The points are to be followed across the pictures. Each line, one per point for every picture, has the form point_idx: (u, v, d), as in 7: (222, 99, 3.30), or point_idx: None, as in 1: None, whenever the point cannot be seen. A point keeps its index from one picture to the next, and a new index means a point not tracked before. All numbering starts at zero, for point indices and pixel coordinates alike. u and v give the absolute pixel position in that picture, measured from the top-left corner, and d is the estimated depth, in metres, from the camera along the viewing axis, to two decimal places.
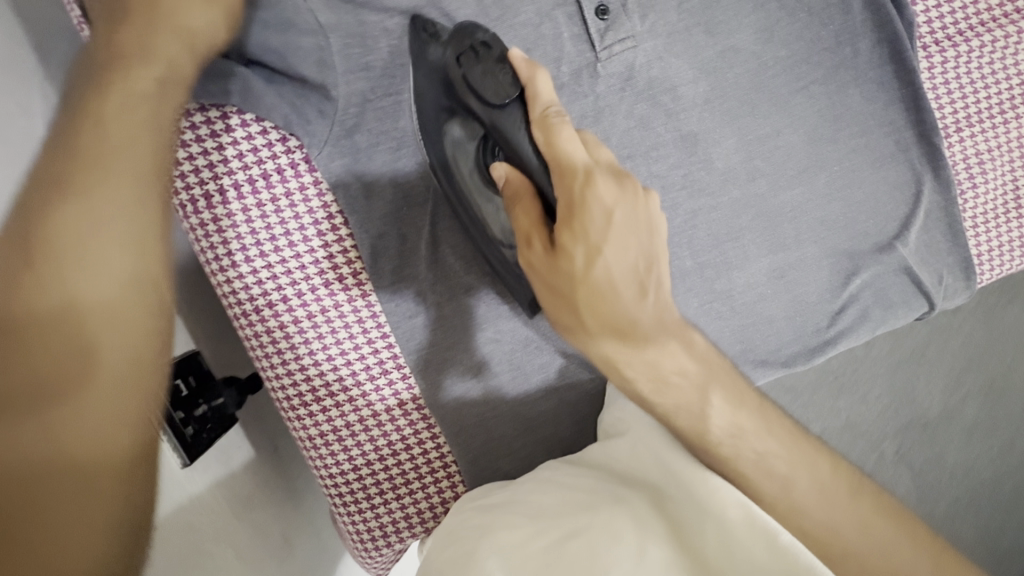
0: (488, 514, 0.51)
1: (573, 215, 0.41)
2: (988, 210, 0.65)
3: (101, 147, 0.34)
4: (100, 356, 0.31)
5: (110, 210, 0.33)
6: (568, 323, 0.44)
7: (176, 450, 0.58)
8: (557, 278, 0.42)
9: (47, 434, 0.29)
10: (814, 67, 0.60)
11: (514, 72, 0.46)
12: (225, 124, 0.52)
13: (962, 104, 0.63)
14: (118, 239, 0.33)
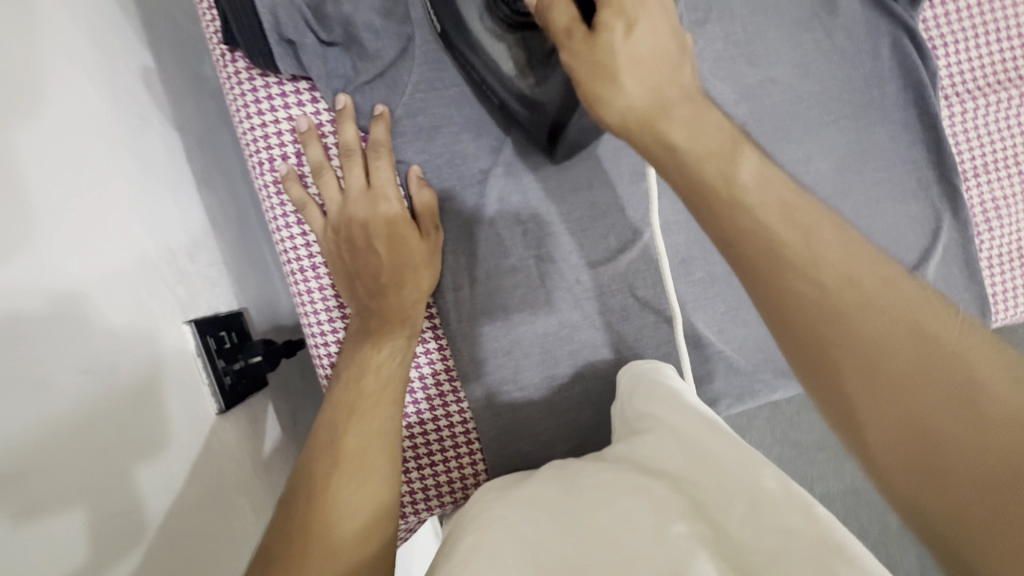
0: (512, 507, 0.53)
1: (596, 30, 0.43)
2: (1004, 252, 0.69)
3: (393, 335, 0.57)
4: (366, 444, 0.52)
5: (389, 383, 0.55)
6: (613, 100, 0.44)
7: (214, 394, 0.60)
8: (598, 62, 0.44)
9: (345, 480, 0.50)
10: (844, 104, 0.65)
11: None
12: (310, 97, 0.59)
13: (980, 152, 0.68)
14: (384, 421, 0.54)
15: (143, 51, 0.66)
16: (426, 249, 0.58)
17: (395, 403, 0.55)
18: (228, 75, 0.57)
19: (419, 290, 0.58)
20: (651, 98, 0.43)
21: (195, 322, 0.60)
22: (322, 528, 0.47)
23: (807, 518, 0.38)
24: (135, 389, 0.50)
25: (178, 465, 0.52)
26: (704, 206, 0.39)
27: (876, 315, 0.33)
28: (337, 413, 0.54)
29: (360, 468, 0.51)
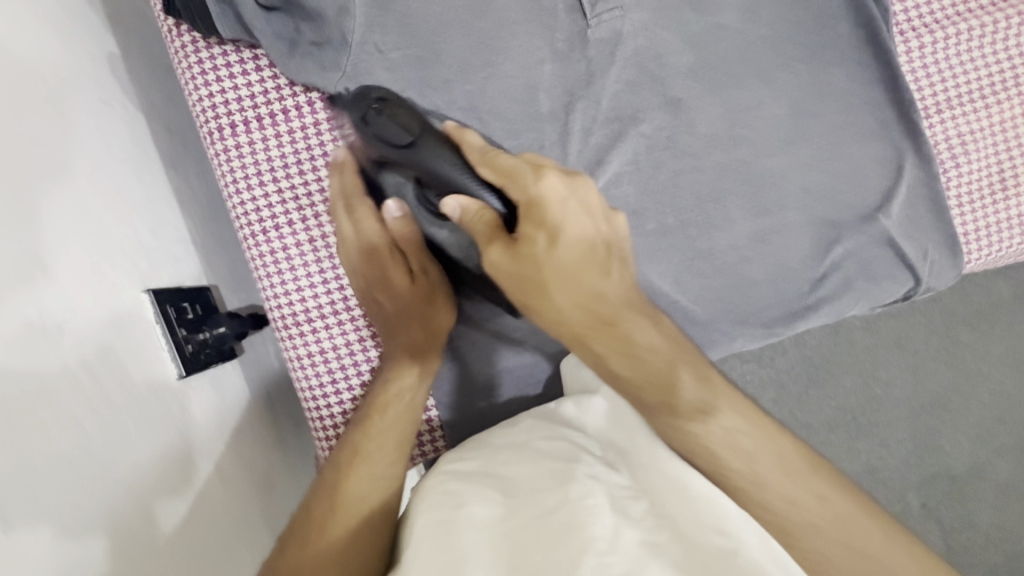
0: (466, 484, 0.50)
1: (529, 210, 0.48)
2: (974, 189, 0.66)
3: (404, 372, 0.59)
4: (381, 448, 0.55)
5: (398, 420, 0.57)
6: (548, 311, 0.49)
7: (175, 360, 0.62)
8: (581, 294, 0.48)
9: (359, 474, 0.53)
10: (796, 45, 0.64)
11: (449, 213, 0.51)
12: (255, 64, 0.60)
13: (942, 88, 0.65)
14: (408, 423, 0.57)
15: (108, 38, 0.69)
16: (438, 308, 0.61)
17: (415, 411, 0.58)
18: (175, 47, 0.59)
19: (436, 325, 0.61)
20: (582, 310, 0.49)
21: (154, 291, 0.62)
22: (338, 507, 0.52)
23: (760, 539, 0.44)
24: (95, 358, 0.51)
25: (140, 437, 0.53)
26: (658, 399, 0.50)
27: (723, 449, 0.49)
28: (373, 403, 0.58)
29: (379, 468, 0.54)
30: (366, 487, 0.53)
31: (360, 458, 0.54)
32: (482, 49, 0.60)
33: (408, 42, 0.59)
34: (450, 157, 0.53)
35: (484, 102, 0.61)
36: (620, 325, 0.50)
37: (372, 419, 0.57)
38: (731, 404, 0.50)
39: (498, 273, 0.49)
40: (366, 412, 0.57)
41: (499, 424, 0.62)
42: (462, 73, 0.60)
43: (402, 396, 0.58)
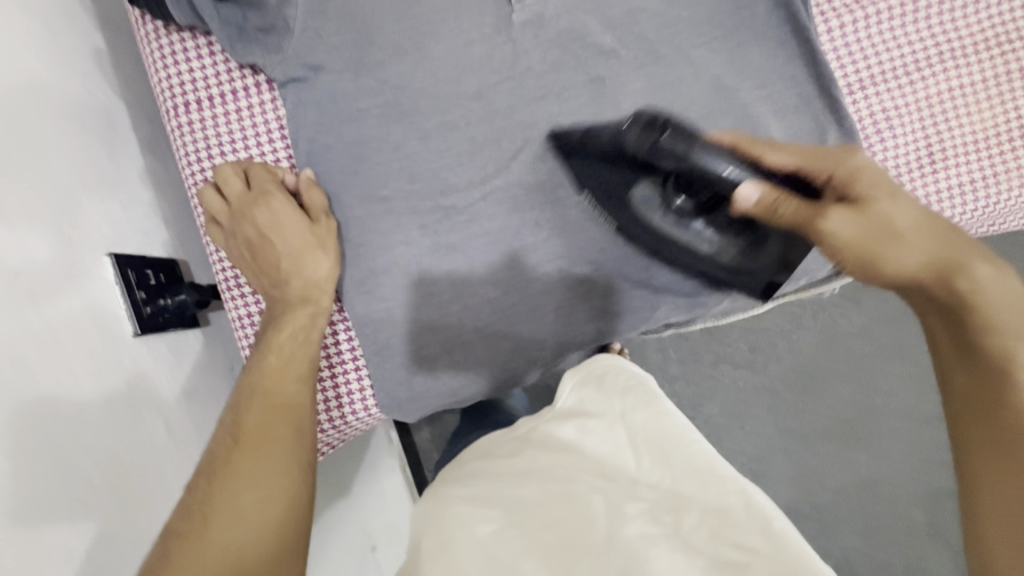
0: (469, 505, 0.55)
1: (856, 178, 0.55)
2: (902, 163, 0.67)
3: (296, 317, 0.62)
4: (284, 407, 0.59)
5: (290, 362, 0.61)
6: (898, 262, 0.52)
7: (131, 319, 0.67)
8: (887, 231, 0.53)
9: (272, 427, 0.57)
10: (715, 27, 0.67)
11: (744, 196, 0.53)
12: (208, 50, 0.67)
13: (865, 65, 0.67)
14: (306, 363, 0.62)
15: (95, 36, 0.78)
16: (310, 247, 0.63)
17: (304, 363, 0.62)
18: (140, 33, 0.66)
19: (319, 273, 0.63)
20: (931, 254, 0.52)
21: (116, 255, 0.67)
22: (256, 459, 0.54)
23: (764, 534, 0.42)
24: (48, 302, 0.55)
25: (88, 381, 0.57)
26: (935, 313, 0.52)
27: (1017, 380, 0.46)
28: (269, 362, 0.60)
29: (277, 417, 0.57)
30: (277, 430, 0.57)
31: (265, 411, 0.57)
32: (413, 34, 0.65)
33: (346, 27, 0.64)
34: (651, 187, 0.62)
35: (416, 82, 0.66)
36: (886, 250, 0.53)
37: (271, 379, 0.59)
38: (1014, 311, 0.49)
39: (843, 236, 0.54)
40: (264, 375, 0.59)
41: (503, 452, 0.64)
42: (394, 55, 0.65)
43: (293, 356, 0.61)
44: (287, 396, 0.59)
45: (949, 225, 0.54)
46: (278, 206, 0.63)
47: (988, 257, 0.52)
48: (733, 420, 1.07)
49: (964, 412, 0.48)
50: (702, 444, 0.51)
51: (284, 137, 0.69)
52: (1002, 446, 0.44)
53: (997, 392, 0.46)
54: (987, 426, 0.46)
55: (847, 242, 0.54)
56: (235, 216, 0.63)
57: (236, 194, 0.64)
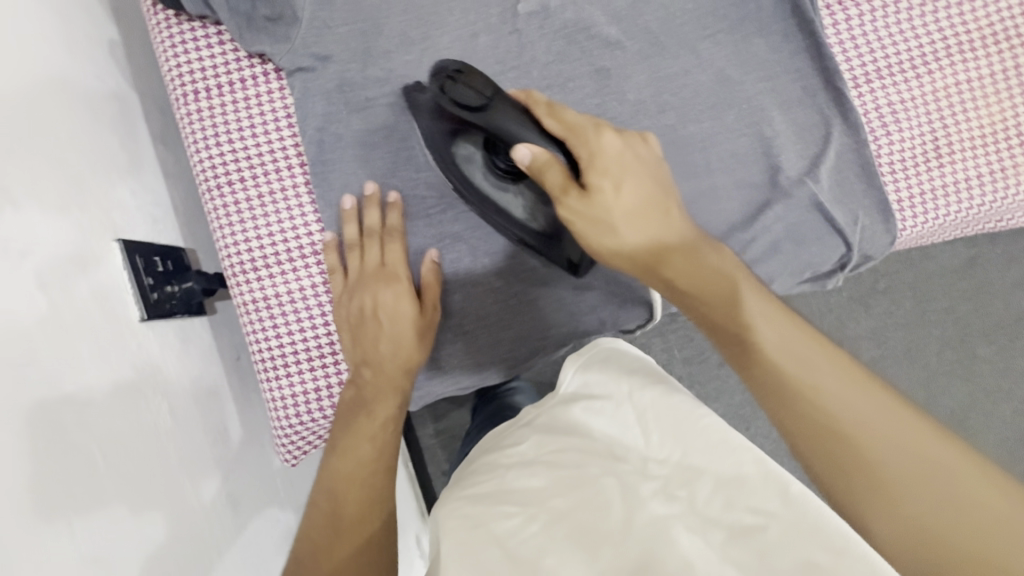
0: (485, 503, 0.53)
1: (595, 161, 0.53)
2: (907, 157, 0.66)
3: (385, 404, 0.63)
4: (365, 434, 0.61)
5: (382, 443, 0.62)
6: (615, 244, 0.54)
7: (138, 304, 0.68)
8: (596, 219, 0.53)
9: (353, 438, 0.61)
10: (720, 19, 0.67)
11: (519, 159, 0.53)
12: (218, 39, 0.68)
13: (871, 58, 0.67)
14: (382, 451, 0.61)
15: (109, 27, 0.79)
16: (424, 315, 0.65)
17: (377, 388, 0.64)
18: (152, 24, 0.67)
19: (404, 313, 0.64)
20: (651, 242, 0.53)
21: (123, 240, 0.68)
22: (342, 461, 0.60)
23: (782, 499, 0.40)
24: (56, 281, 0.56)
25: (93, 361, 0.58)
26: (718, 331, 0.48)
27: (834, 411, 0.40)
28: (349, 391, 0.64)
29: (350, 428, 0.61)
30: (357, 437, 0.61)
31: (343, 422, 0.62)
32: (421, 24, 0.67)
33: (355, 19, 0.66)
34: (475, 147, 0.59)
35: (421, 73, 0.67)
36: (602, 237, 0.54)
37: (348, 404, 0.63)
38: (811, 349, 0.43)
39: (580, 224, 0.54)
40: (344, 401, 0.64)
41: (509, 444, 0.63)
42: (401, 45, 0.67)
43: (364, 382, 0.64)
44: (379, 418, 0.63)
45: (676, 209, 0.55)
46: (383, 254, 0.66)
47: (697, 242, 0.53)
48: (740, 420, 1.07)
49: (788, 420, 0.42)
50: (712, 418, 0.48)
51: (291, 123, 0.69)
52: (851, 477, 0.39)
53: (813, 404, 0.41)
54: (850, 464, 0.39)
55: (638, 250, 0.53)
56: (364, 264, 0.66)
57: (371, 250, 0.66)
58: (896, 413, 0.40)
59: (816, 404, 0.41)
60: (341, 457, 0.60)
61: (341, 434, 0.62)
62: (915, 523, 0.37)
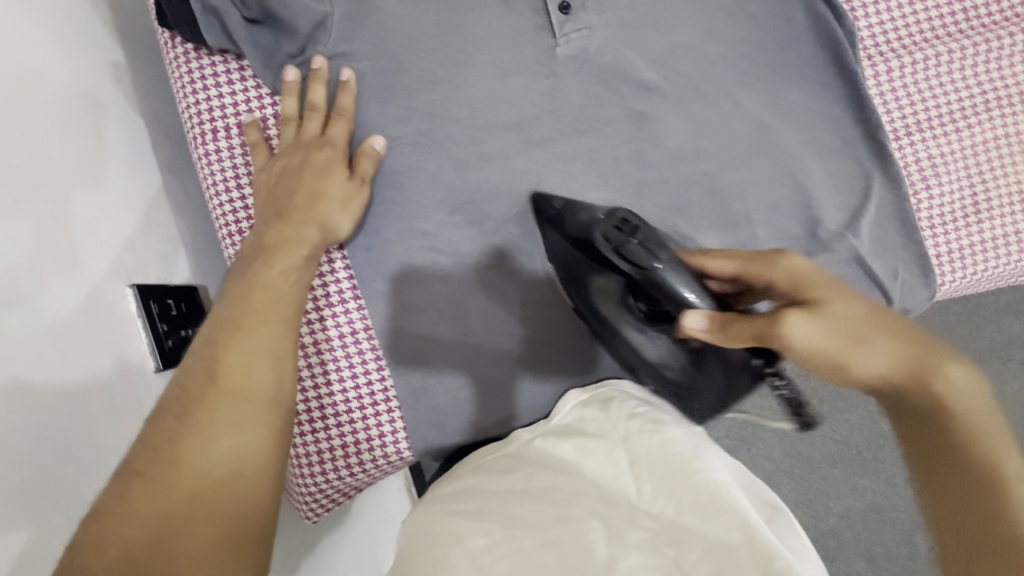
0: (463, 520, 0.48)
1: (801, 283, 0.47)
2: (947, 211, 0.66)
3: (291, 252, 0.59)
4: (248, 360, 0.52)
5: (280, 299, 0.57)
6: (802, 339, 0.44)
7: (153, 354, 0.65)
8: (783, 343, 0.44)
9: (238, 355, 0.52)
10: (759, 65, 0.65)
11: (693, 331, 0.48)
12: (240, 75, 0.65)
13: (911, 112, 0.66)
14: (277, 342, 0.54)
15: (116, 51, 0.75)
16: (355, 189, 0.62)
17: (279, 311, 0.56)
18: (169, 58, 0.64)
19: (339, 229, 0.61)
20: (813, 346, 0.44)
21: (137, 286, 0.65)
22: (232, 388, 0.50)
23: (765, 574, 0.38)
24: (67, 343, 0.54)
25: (105, 423, 0.56)
26: (890, 392, 0.45)
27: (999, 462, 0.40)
28: (248, 307, 0.55)
29: (243, 349, 0.52)
30: (250, 362, 0.52)
31: (241, 344, 0.52)
32: (449, 63, 0.64)
33: (375, 54, 0.63)
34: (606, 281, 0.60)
35: (450, 112, 0.64)
36: (852, 360, 0.44)
37: (244, 318, 0.54)
38: (975, 392, 0.43)
39: (812, 346, 0.44)
40: (238, 316, 0.54)
41: (491, 465, 0.58)
42: (423, 83, 0.64)
43: (276, 298, 0.56)
44: (279, 339, 0.55)
45: (894, 318, 0.46)
46: (317, 145, 0.62)
47: (949, 352, 0.44)
48: (741, 441, 1.06)
49: (927, 488, 0.43)
50: (709, 476, 0.46)
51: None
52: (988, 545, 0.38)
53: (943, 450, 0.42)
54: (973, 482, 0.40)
55: (882, 378, 0.44)
56: (308, 158, 0.61)
57: (292, 149, 0.62)
58: (994, 463, 0.40)
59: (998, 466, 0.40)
60: (226, 382, 0.50)
61: (244, 297, 0.55)
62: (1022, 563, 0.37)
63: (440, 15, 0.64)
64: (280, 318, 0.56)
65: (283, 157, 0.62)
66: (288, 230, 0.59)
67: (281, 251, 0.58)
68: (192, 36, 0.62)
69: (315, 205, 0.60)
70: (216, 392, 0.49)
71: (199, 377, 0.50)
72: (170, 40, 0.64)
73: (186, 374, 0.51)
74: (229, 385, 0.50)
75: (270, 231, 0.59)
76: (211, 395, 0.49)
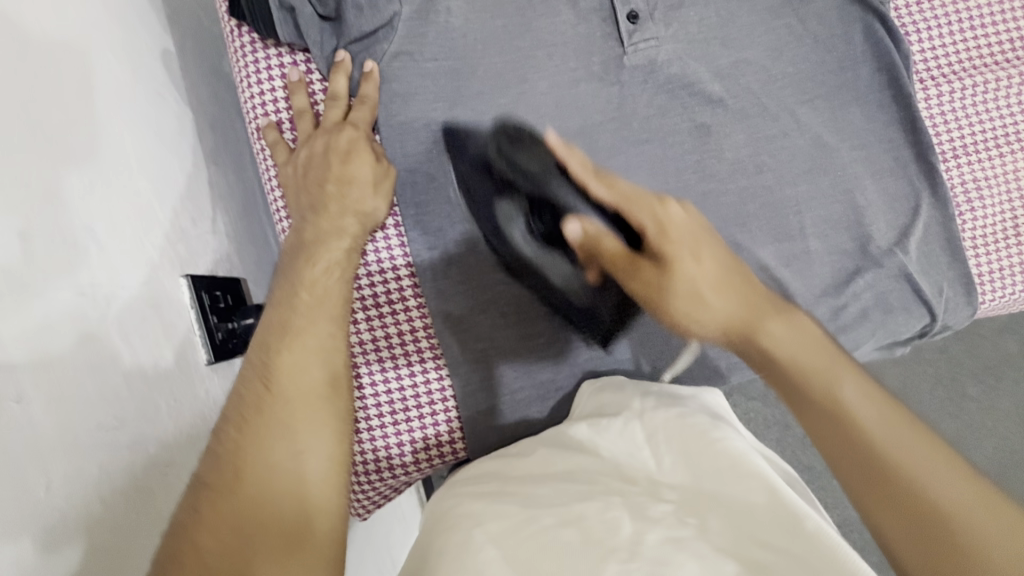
0: (482, 504, 0.51)
1: (667, 233, 0.58)
2: (989, 233, 0.69)
3: (330, 248, 0.58)
4: (299, 361, 0.51)
5: (325, 297, 0.56)
6: (699, 314, 0.56)
7: (205, 346, 0.65)
8: (687, 292, 0.56)
9: (291, 357, 0.51)
10: (817, 84, 0.67)
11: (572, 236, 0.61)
12: (306, 69, 0.64)
13: (959, 135, 0.68)
14: (330, 341, 0.54)
15: (166, 37, 0.73)
16: (383, 172, 0.62)
17: (330, 309, 0.55)
18: (235, 47, 0.63)
19: (373, 215, 0.61)
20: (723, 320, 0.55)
21: (191, 276, 0.64)
22: (286, 393, 0.50)
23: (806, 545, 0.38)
24: (131, 332, 0.53)
25: (167, 415, 0.56)
26: (817, 380, 0.47)
27: (877, 430, 0.43)
28: (295, 308, 0.54)
29: (294, 350, 0.52)
30: (303, 364, 0.51)
31: (288, 346, 0.52)
32: (518, 67, 0.65)
33: (446, 55, 0.64)
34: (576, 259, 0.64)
35: (517, 116, 0.65)
36: (760, 337, 0.52)
37: (292, 319, 0.53)
38: (829, 361, 0.48)
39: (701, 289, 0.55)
40: (286, 317, 0.53)
41: (510, 453, 0.61)
42: (496, 87, 0.64)
43: (321, 296, 0.55)
44: (328, 338, 0.54)
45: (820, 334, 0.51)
46: (347, 128, 0.61)
47: (786, 320, 0.52)
48: None
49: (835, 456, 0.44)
50: (729, 442, 0.46)
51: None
52: (891, 485, 0.41)
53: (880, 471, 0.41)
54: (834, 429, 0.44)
55: (721, 328, 0.55)
56: (336, 147, 0.60)
57: (328, 134, 0.61)
58: (892, 413, 0.44)
59: (861, 428, 0.43)
60: (280, 386, 0.50)
61: (290, 298, 0.55)
62: (919, 494, 0.40)
63: (511, 18, 0.64)
64: (329, 316, 0.55)
65: (319, 142, 0.61)
66: (329, 228, 0.59)
67: (323, 247, 0.58)
68: (262, 29, 0.61)
69: (348, 194, 0.60)
70: (271, 397, 0.49)
71: (254, 382, 0.50)
72: (238, 30, 0.63)
73: (242, 381, 0.51)
74: (284, 389, 0.50)
75: (308, 227, 0.59)
76: (267, 399, 0.49)
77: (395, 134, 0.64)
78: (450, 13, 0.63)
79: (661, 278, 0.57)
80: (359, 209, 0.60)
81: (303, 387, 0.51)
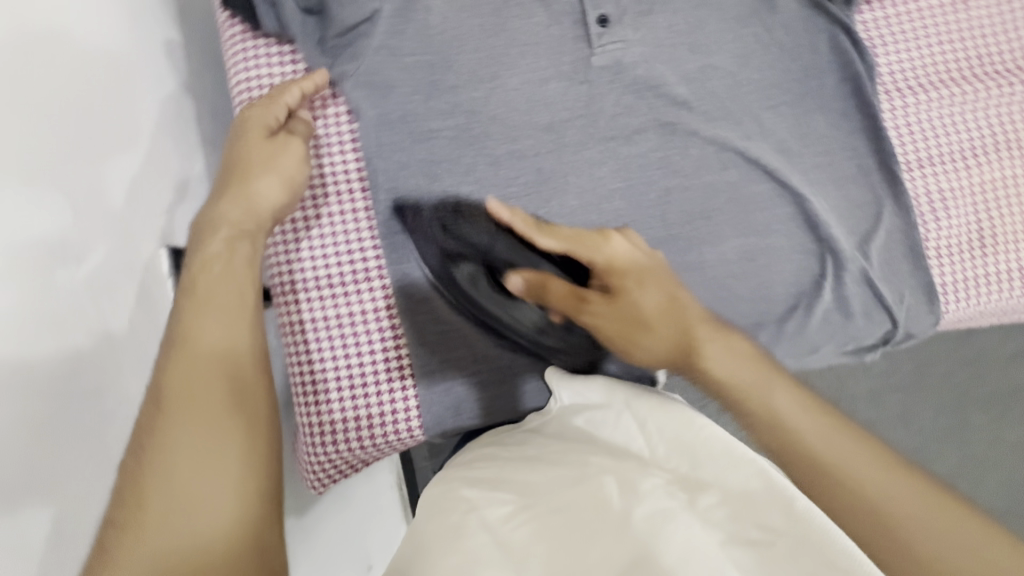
0: (476, 489, 0.52)
1: (613, 266, 0.60)
2: (954, 242, 0.69)
3: (219, 221, 0.57)
4: (206, 329, 0.49)
5: (235, 265, 0.54)
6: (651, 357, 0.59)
7: None
8: (628, 316, 0.59)
9: (203, 325, 0.50)
10: (783, 91, 0.69)
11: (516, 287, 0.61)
12: (290, 59, 0.68)
13: (924, 145, 0.69)
14: (239, 306, 0.52)
15: (170, 28, 0.78)
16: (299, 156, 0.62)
17: (245, 278, 0.54)
18: (227, 37, 0.68)
19: (272, 194, 0.60)
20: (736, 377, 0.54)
21: (171, 248, 0.69)
22: (189, 362, 0.47)
23: (785, 515, 0.35)
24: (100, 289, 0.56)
25: (131, 373, 0.58)
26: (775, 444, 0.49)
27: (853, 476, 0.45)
28: (205, 281, 0.52)
29: (199, 320, 0.50)
30: (204, 330, 0.49)
31: (187, 317, 0.50)
32: (491, 64, 0.68)
33: (423, 50, 0.67)
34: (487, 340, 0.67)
35: (488, 109, 0.67)
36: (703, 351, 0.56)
37: (198, 291, 0.52)
38: (790, 399, 0.51)
39: (606, 325, 0.60)
40: (187, 293, 0.52)
41: (509, 439, 0.62)
42: (469, 82, 0.67)
43: (234, 266, 0.54)
44: (242, 300, 0.52)
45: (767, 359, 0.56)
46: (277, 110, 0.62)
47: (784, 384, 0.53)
48: None
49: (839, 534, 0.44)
50: (714, 429, 0.42)
51: (354, 146, 0.69)
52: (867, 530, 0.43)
53: (787, 450, 0.48)
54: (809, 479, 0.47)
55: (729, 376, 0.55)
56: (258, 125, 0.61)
57: (259, 113, 0.62)
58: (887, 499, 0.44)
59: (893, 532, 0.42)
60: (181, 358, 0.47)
61: (184, 285, 0.52)
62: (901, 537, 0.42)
63: (486, 18, 0.68)
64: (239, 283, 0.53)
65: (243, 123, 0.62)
66: (232, 199, 0.58)
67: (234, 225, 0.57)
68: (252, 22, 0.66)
69: (249, 171, 0.59)
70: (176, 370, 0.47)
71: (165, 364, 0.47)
72: (232, 22, 0.68)
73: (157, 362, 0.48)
74: (194, 358, 0.47)
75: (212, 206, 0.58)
76: (173, 374, 0.46)
77: (372, 123, 0.67)
78: (427, 10, 0.67)
79: (609, 305, 0.60)
80: (255, 184, 0.59)
81: (213, 353, 0.48)
